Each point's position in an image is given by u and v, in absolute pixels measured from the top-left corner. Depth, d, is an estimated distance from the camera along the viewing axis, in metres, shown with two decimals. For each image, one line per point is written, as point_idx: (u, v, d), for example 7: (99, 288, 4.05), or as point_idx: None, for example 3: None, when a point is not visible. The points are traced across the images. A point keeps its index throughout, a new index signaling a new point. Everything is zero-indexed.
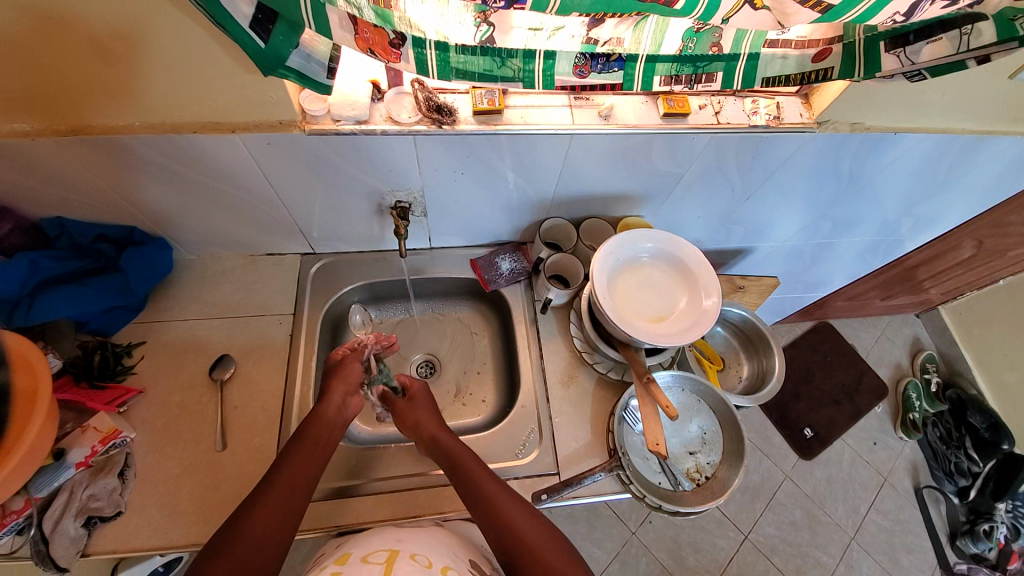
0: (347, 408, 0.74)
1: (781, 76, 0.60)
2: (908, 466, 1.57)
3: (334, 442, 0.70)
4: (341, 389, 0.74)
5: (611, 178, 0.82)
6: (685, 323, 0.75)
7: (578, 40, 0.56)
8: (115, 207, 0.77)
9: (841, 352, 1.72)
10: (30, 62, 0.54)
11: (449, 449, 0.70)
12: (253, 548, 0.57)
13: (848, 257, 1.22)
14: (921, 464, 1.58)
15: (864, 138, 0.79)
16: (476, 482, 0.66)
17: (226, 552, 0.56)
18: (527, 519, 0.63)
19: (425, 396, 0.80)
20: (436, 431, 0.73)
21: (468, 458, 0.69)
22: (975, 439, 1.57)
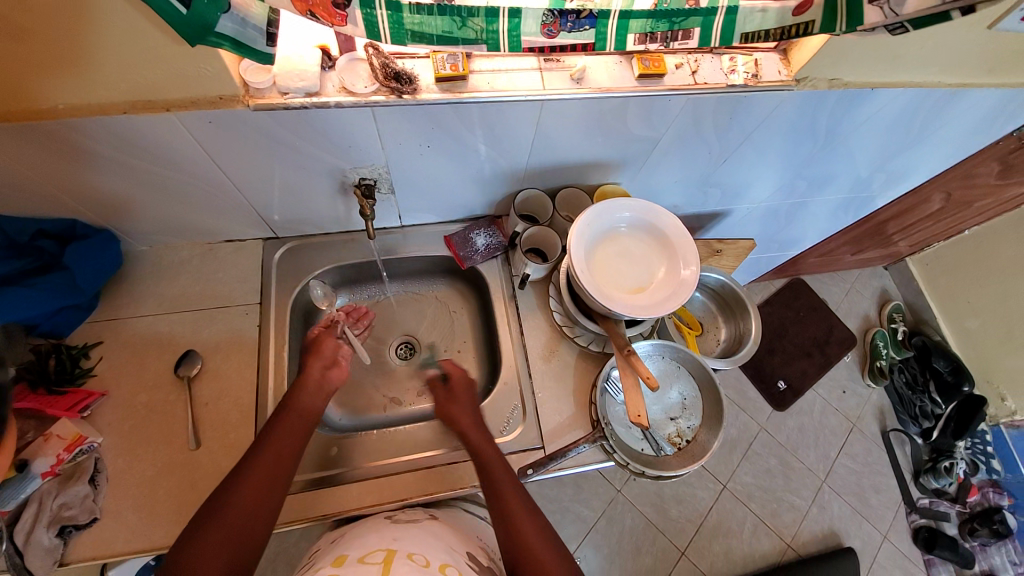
0: (328, 379, 0.72)
1: (760, 31, 0.57)
2: (875, 411, 1.66)
3: (317, 414, 0.69)
4: (318, 362, 0.72)
5: (585, 146, 0.78)
6: (665, 293, 0.74)
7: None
8: (48, 199, 0.70)
9: (815, 307, 1.76)
10: None
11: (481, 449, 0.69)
12: (239, 521, 0.57)
13: (822, 215, 1.23)
14: (887, 410, 1.67)
15: (842, 94, 0.76)
16: (495, 486, 0.65)
17: (216, 519, 0.56)
18: (532, 522, 0.62)
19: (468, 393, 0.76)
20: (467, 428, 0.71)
21: (493, 458, 0.68)
22: (939, 382, 1.64)
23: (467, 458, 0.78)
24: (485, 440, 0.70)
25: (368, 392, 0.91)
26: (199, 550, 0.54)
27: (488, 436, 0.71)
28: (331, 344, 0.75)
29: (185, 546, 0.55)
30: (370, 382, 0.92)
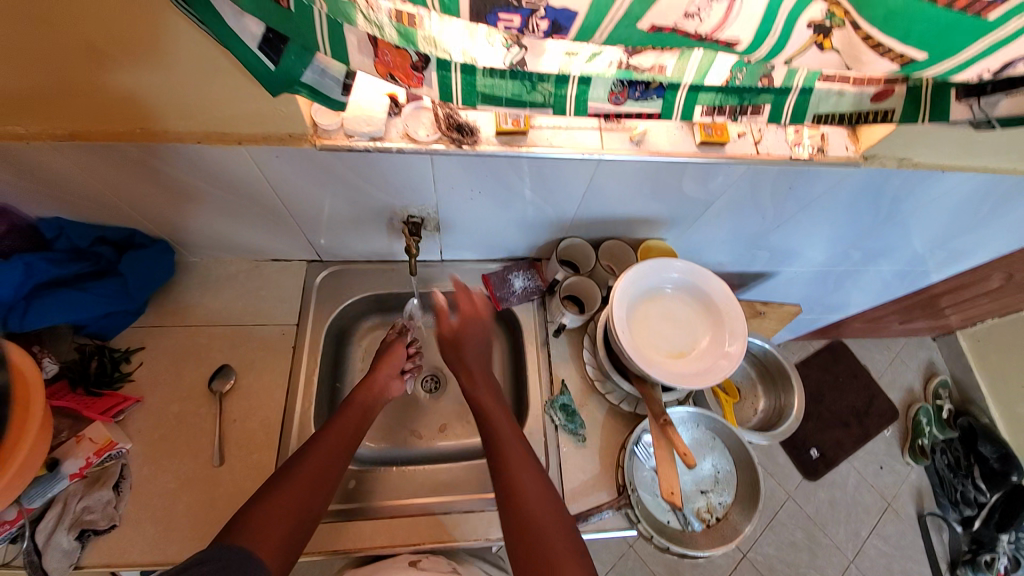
0: (386, 390, 0.81)
1: (835, 113, 0.55)
2: (913, 492, 1.54)
3: (372, 414, 0.78)
4: (387, 370, 0.82)
5: (636, 203, 0.77)
6: (704, 365, 0.71)
7: (613, 67, 0.50)
8: (115, 209, 0.73)
9: (854, 374, 1.68)
10: (24, 61, 0.49)
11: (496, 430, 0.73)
12: (303, 491, 0.62)
13: (872, 285, 1.18)
14: (926, 491, 1.55)
15: (909, 176, 0.74)
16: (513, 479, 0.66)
17: (287, 485, 0.62)
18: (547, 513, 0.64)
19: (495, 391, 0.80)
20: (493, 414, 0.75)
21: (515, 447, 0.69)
22: (983, 469, 1.53)
23: (485, 508, 0.76)
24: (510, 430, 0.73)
25: (389, 424, 0.90)
26: (274, 503, 0.60)
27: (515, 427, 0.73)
28: (399, 354, 0.85)
29: (253, 508, 0.60)
30: (394, 412, 0.92)
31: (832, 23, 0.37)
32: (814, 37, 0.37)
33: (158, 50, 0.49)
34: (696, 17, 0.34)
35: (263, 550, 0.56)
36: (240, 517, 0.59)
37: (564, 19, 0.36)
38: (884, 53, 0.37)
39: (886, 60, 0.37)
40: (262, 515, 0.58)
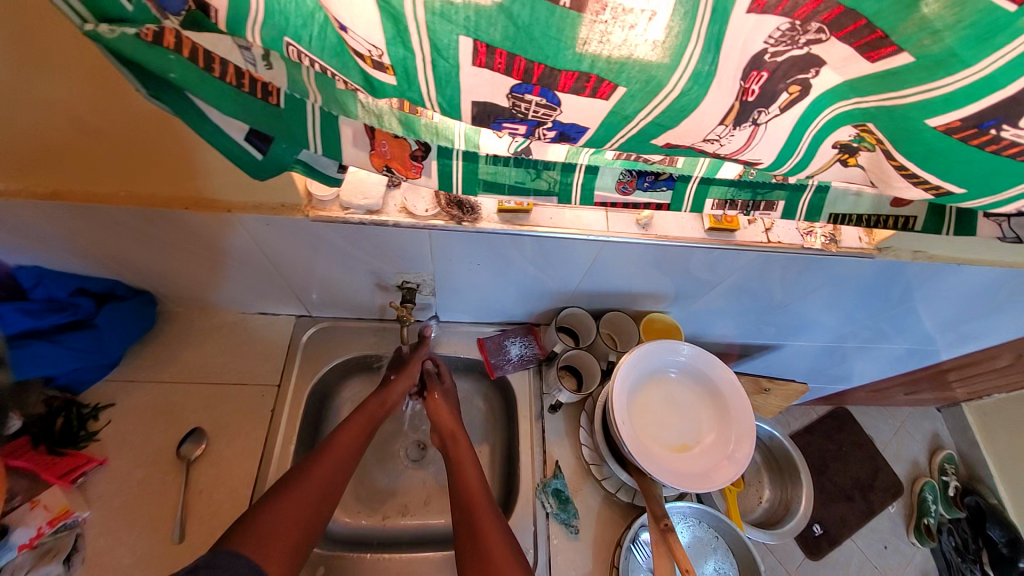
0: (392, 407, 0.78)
1: (852, 213, 0.52)
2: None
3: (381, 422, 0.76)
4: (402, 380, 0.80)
5: (639, 279, 0.75)
6: (712, 460, 0.68)
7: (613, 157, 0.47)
8: (97, 263, 0.70)
9: (859, 443, 1.40)
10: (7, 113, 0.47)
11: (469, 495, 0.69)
12: (315, 494, 0.63)
13: (880, 361, 1.14)
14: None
15: (924, 266, 0.71)
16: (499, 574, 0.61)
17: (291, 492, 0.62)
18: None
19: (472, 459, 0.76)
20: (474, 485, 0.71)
21: (497, 541, 0.64)
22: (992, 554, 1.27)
23: None
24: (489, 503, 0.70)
25: (370, 497, 0.85)
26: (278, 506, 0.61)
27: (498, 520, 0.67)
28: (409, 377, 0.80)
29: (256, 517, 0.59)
30: (378, 480, 0.86)
31: (860, 145, 0.33)
32: (839, 155, 0.35)
33: (156, 121, 0.48)
34: (715, 142, 0.32)
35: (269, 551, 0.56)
36: (247, 522, 0.58)
37: (572, 132, 0.33)
38: (918, 183, 0.34)
39: (918, 188, 0.35)
40: (273, 516, 0.59)
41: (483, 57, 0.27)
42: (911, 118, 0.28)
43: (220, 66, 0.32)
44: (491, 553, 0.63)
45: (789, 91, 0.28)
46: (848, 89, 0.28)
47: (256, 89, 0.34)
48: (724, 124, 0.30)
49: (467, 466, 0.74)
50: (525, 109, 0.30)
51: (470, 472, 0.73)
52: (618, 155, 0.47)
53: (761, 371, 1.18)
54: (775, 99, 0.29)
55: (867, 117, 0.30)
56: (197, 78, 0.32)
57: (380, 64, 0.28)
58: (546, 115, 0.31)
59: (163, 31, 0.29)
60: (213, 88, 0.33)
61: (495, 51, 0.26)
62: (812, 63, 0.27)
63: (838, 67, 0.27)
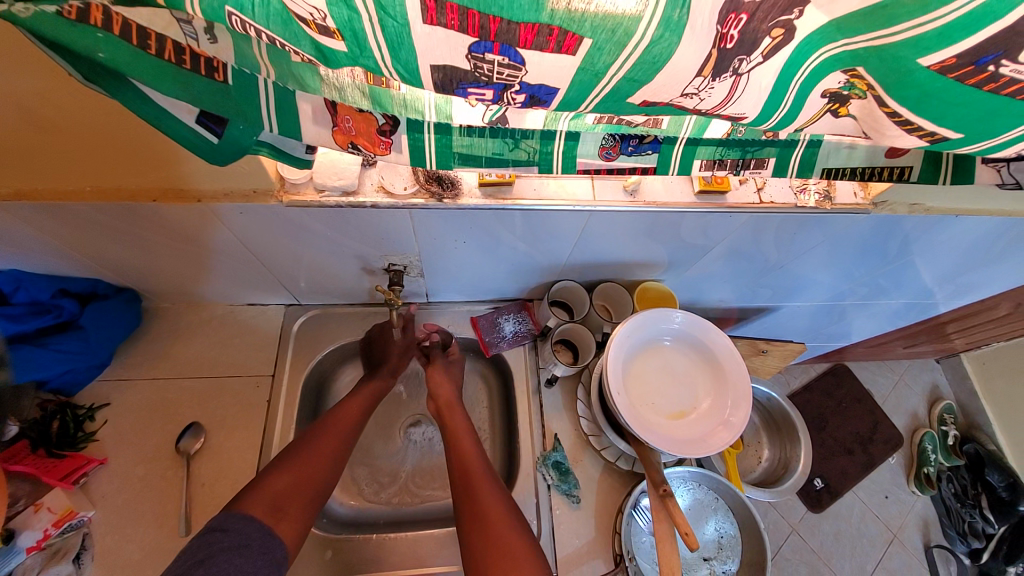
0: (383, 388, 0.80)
1: (845, 167, 0.50)
2: (918, 522, 1.25)
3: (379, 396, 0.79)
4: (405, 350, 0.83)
5: (632, 248, 0.73)
6: (708, 425, 0.68)
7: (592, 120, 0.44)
8: (76, 264, 0.68)
9: (858, 399, 1.41)
10: None
11: (475, 496, 0.66)
12: (310, 466, 0.64)
13: (878, 318, 1.14)
14: (931, 522, 1.25)
15: (921, 219, 0.70)
16: (492, 524, 0.63)
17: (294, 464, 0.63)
18: (527, 558, 0.60)
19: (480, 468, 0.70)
20: (484, 494, 0.66)
21: (489, 493, 0.66)
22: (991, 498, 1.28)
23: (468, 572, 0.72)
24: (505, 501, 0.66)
25: (372, 478, 0.86)
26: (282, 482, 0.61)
27: (490, 476, 0.69)
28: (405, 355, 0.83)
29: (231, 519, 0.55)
30: (380, 456, 0.88)
31: (853, 93, 0.31)
32: (829, 105, 0.32)
33: (123, 117, 0.46)
34: (695, 96, 0.29)
35: (269, 544, 0.55)
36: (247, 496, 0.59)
37: (542, 94, 0.30)
38: (913, 130, 0.32)
39: (912, 136, 0.33)
40: (253, 509, 0.57)
41: (434, 12, 0.24)
42: (902, 59, 0.26)
43: (157, 43, 0.30)
44: (479, 498, 0.66)
45: (771, 35, 0.26)
46: (834, 30, 0.26)
47: (199, 65, 0.31)
48: (702, 75, 0.27)
49: (461, 430, 0.76)
50: (489, 70, 0.28)
51: (465, 438, 0.75)
52: (599, 119, 0.44)
53: (759, 334, 1.18)
54: (756, 46, 0.26)
55: (858, 61, 0.28)
56: (130, 57, 0.29)
57: (326, 30, 0.26)
58: (512, 76, 0.28)
59: (88, 6, 0.27)
60: (150, 67, 0.30)
61: (446, 6, 0.24)
62: (795, 2, 0.25)
63: (824, 5, 0.25)
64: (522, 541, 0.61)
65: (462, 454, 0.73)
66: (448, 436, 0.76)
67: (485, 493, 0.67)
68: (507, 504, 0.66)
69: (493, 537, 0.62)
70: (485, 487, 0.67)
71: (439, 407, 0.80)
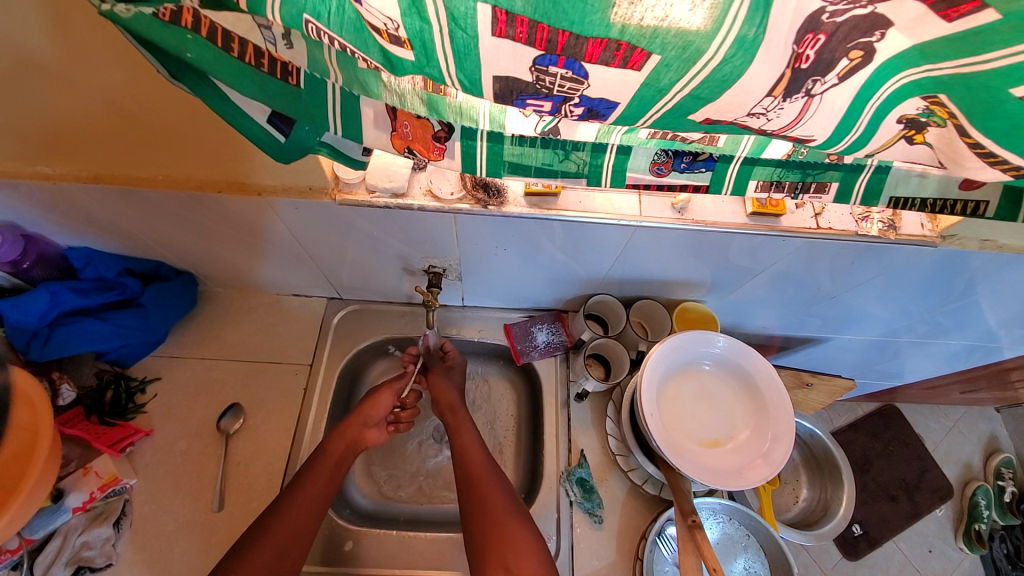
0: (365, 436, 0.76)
1: (915, 197, 0.47)
2: None
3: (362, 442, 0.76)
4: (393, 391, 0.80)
5: (674, 266, 0.71)
6: (744, 458, 0.65)
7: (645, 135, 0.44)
8: (142, 246, 0.73)
9: (907, 443, 1.32)
10: (46, 97, 0.48)
11: (479, 494, 0.69)
12: (309, 503, 0.66)
13: (936, 359, 1.06)
14: None
15: (992, 257, 0.65)
16: (500, 526, 0.65)
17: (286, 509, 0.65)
18: (532, 559, 0.63)
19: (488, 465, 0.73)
20: (488, 493, 0.68)
21: (494, 493, 0.69)
22: None
23: None
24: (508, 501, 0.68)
25: (393, 473, 0.87)
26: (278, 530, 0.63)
27: (496, 474, 0.71)
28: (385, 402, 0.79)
29: (255, 544, 0.61)
30: (404, 452, 0.89)
31: (932, 120, 0.29)
32: (904, 131, 0.31)
33: (200, 113, 0.50)
34: (761, 116, 0.29)
35: None
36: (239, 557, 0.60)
37: (601, 107, 0.30)
38: (996, 163, 0.30)
39: (994, 169, 0.31)
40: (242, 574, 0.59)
41: (504, 25, 0.24)
42: (990, 88, 0.25)
43: (239, 46, 0.31)
44: (484, 497, 0.68)
45: (850, 56, 0.25)
46: (918, 55, 0.25)
47: (276, 69, 0.33)
48: (772, 95, 0.26)
49: (465, 433, 0.77)
50: (550, 83, 0.28)
51: (468, 438, 0.75)
52: (653, 134, 0.44)
53: (803, 365, 1.13)
54: (833, 66, 0.25)
55: (940, 87, 0.26)
56: (214, 59, 0.31)
57: (396, 39, 0.27)
58: (573, 89, 0.28)
59: (181, 9, 0.29)
60: (231, 68, 0.32)
61: (517, 19, 0.24)
62: (878, 24, 0.24)
63: (908, 29, 0.23)
64: (528, 537, 0.65)
65: (468, 455, 0.73)
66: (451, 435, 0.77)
67: (489, 492, 0.69)
68: (512, 504, 0.68)
69: (498, 539, 0.64)
70: (490, 488, 0.69)
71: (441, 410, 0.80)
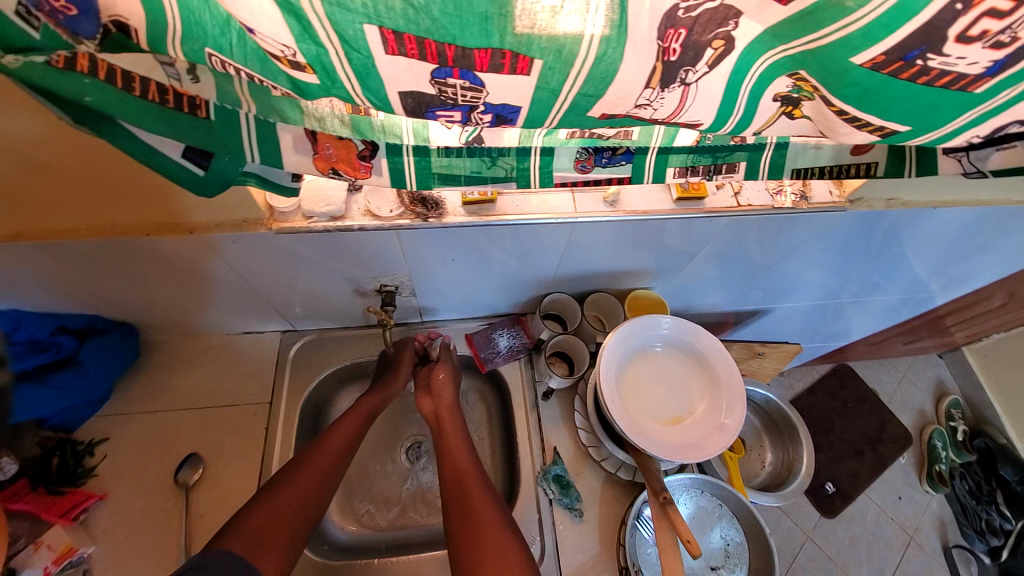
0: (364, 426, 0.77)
1: (815, 166, 0.52)
2: (934, 521, 1.23)
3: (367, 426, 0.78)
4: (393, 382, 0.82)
5: (618, 257, 0.75)
6: (705, 430, 0.68)
7: (564, 137, 0.46)
8: (74, 300, 0.70)
9: (862, 398, 1.40)
10: None
11: (468, 504, 0.66)
12: (319, 478, 0.67)
13: (872, 314, 1.14)
14: (947, 520, 1.24)
15: (900, 214, 0.71)
16: (490, 535, 0.62)
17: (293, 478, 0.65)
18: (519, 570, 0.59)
19: (481, 478, 0.70)
20: (478, 506, 0.65)
21: (484, 503, 0.66)
22: (1008, 494, 1.24)
23: None
24: (496, 504, 0.67)
25: (371, 500, 0.85)
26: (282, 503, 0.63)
27: (485, 482, 0.69)
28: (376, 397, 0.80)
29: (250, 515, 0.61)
30: (380, 478, 0.87)
31: (802, 95, 0.32)
32: (782, 108, 0.34)
33: (115, 157, 0.49)
34: (648, 107, 0.31)
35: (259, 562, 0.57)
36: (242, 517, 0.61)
37: (507, 113, 0.32)
38: (862, 126, 0.34)
39: (862, 132, 0.34)
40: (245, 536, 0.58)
41: (394, 43, 0.26)
42: (836, 60, 0.28)
43: (141, 85, 0.32)
44: (474, 506, 0.65)
45: (713, 46, 0.28)
46: (771, 37, 0.28)
47: (182, 104, 0.34)
48: (651, 86, 0.29)
49: (456, 442, 0.75)
50: (452, 94, 0.30)
51: (459, 448, 0.73)
52: (572, 134, 0.46)
53: (756, 337, 1.19)
54: (700, 56, 0.28)
55: (798, 65, 0.30)
56: (115, 99, 0.31)
57: (297, 64, 0.28)
58: (475, 98, 0.30)
59: (75, 56, 0.29)
60: (136, 108, 0.32)
61: (404, 37, 0.26)
62: (730, 15, 0.27)
63: (756, 15, 0.27)
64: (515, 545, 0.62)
65: (461, 469, 0.70)
66: (441, 442, 0.75)
67: (480, 505, 0.66)
68: (502, 515, 0.65)
69: (489, 545, 0.61)
70: (481, 497, 0.67)
71: (437, 410, 0.79)
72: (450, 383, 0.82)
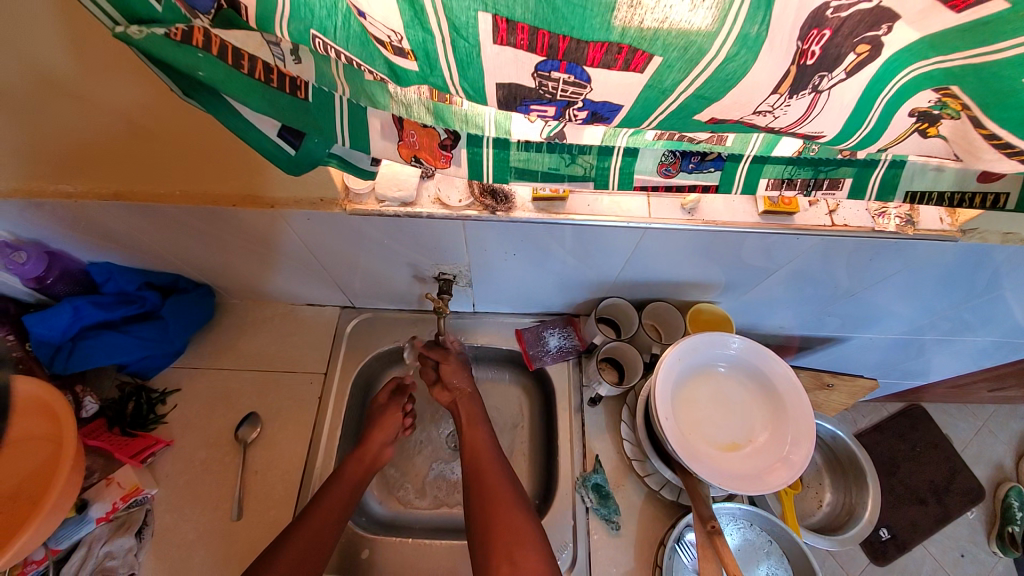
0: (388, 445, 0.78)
1: (931, 191, 0.46)
2: None
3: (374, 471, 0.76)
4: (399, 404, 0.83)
5: (687, 267, 0.70)
6: (763, 461, 0.64)
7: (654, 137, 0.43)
8: (159, 259, 0.75)
9: (935, 444, 1.27)
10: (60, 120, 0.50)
11: (486, 482, 0.69)
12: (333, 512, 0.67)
13: (960, 356, 1.02)
14: None
15: (1017, 250, 0.63)
16: (507, 516, 0.65)
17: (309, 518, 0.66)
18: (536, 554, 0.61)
19: (498, 454, 0.74)
20: (497, 482, 0.69)
21: (501, 483, 0.69)
22: None
23: None
24: (508, 479, 0.70)
25: (405, 480, 0.87)
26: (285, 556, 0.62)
27: (502, 464, 0.72)
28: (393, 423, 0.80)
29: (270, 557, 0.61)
30: (415, 460, 0.89)
31: (943, 112, 0.29)
32: (916, 125, 0.30)
33: (208, 129, 0.51)
34: (768, 114, 0.28)
35: None
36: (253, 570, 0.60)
37: (605, 111, 0.30)
38: (1010, 152, 0.29)
39: (1010, 160, 0.30)
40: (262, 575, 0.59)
41: (505, 34, 0.25)
42: (1003, 78, 0.25)
43: (249, 63, 0.32)
44: (495, 492, 0.68)
45: (856, 51, 0.24)
46: (926, 47, 0.24)
47: (285, 83, 0.34)
48: (778, 92, 0.26)
49: (476, 421, 0.78)
50: (553, 88, 0.28)
51: (480, 425, 0.77)
52: (660, 135, 0.43)
53: (824, 365, 1.10)
54: (839, 62, 0.25)
55: (951, 80, 0.26)
56: (225, 76, 0.32)
57: (401, 51, 0.27)
58: (576, 94, 0.28)
59: (191, 29, 0.30)
60: (243, 85, 0.33)
61: (517, 27, 0.24)
62: (884, 18, 0.23)
63: (914, 22, 0.23)
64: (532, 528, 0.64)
65: (478, 450, 0.73)
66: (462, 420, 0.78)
67: (498, 482, 0.69)
68: (518, 497, 0.68)
69: (507, 530, 0.63)
70: (498, 477, 0.70)
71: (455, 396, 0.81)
72: (466, 371, 0.82)
